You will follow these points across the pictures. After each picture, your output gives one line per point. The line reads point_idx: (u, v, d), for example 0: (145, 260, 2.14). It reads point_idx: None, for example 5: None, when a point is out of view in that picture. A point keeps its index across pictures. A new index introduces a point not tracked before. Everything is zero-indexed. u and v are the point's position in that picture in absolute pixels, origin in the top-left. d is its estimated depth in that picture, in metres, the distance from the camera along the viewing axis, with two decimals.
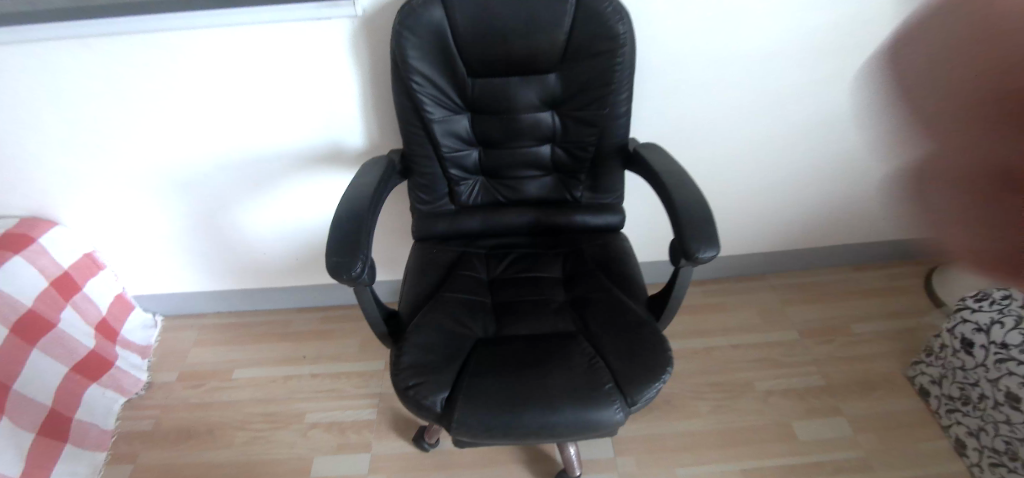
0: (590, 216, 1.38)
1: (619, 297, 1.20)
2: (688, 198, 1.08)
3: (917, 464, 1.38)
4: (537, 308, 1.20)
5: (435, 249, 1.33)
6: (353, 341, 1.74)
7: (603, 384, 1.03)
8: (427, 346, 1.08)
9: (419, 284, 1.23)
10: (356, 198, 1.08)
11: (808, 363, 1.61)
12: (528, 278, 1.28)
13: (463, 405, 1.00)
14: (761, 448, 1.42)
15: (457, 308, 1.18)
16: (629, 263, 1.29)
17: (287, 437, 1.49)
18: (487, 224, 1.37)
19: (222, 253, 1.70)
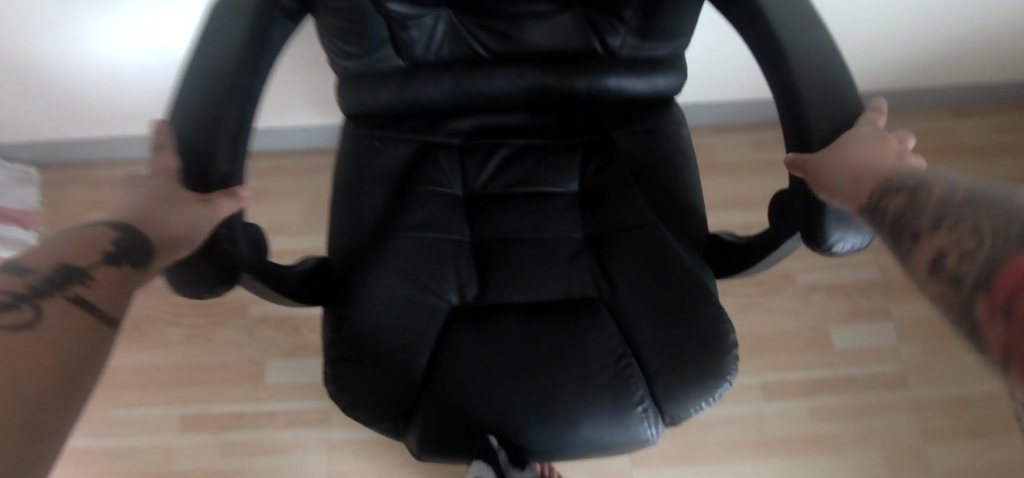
0: (629, 80, 0.85)
1: (664, 242, 0.79)
2: (834, 124, 0.57)
3: (960, 379, 1.20)
4: (541, 252, 0.80)
5: (380, 143, 0.84)
6: (290, 205, 1.31)
7: (635, 399, 0.70)
8: (372, 334, 0.72)
9: (358, 212, 0.80)
10: (198, 119, 0.56)
11: (867, 250, 1.29)
12: (525, 198, 0.85)
13: (427, 432, 0.69)
14: (788, 358, 1.21)
15: (416, 259, 0.77)
16: (682, 176, 0.84)
17: (232, 336, 1.25)
18: (459, 92, 0.84)
19: (84, 91, 1.17)
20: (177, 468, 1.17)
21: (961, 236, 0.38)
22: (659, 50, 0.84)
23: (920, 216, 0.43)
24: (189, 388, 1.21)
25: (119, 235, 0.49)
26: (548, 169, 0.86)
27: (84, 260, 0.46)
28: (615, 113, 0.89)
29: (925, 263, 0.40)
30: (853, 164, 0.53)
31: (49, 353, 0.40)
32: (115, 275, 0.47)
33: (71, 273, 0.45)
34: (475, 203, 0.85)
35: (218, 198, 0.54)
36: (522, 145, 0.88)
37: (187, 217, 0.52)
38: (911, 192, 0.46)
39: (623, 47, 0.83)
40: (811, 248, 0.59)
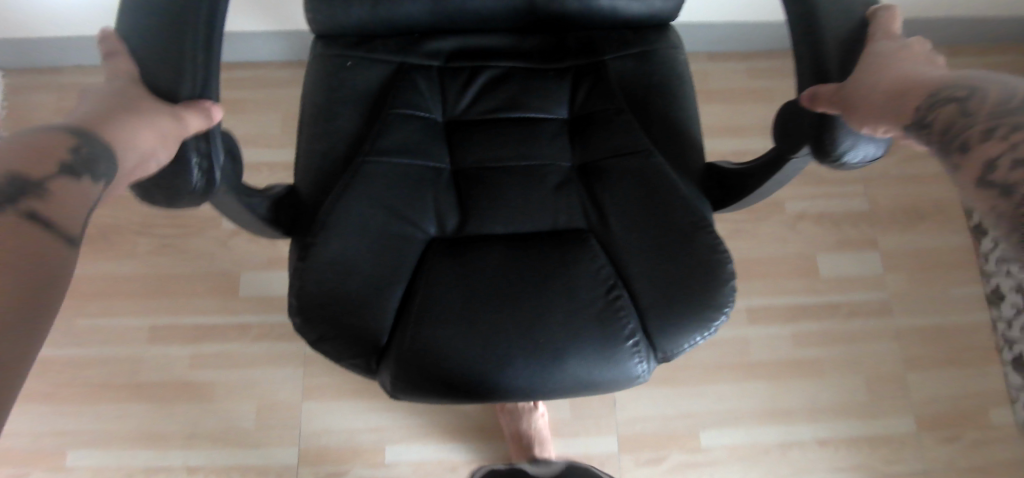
0: (626, 2, 0.79)
1: (656, 171, 0.72)
2: (844, 33, 0.54)
3: (942, 309, 1.20)
4: (527, 183, 0.74)
5: (353, 62, 0.77)
6: (269, 117, 1.27)
7: (624, 333, 0.63)
8: (342, 261, 0.65)
9: (328, 135, 0.73)
10: (162, 13, 0.50)
11: (856, 182, 1.27)
12: (511, 124, 0.78)
13: (402, 366, 0.62)
14: (774, 285, 1.20)
15: (389, 184, 0.70)
16: (677, 104, 0.78)
17: (205, 248, 1.20)
18: (438, 7, 0.77)
19: None
20: (147, 379, 1.13)
21: (1017, 143, 0.36)
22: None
23: (972, 124, 0.40)
24: (157, 300, 1.17)
25: (81, 143, 0.43)
26: (536, 94, 0.79)
27: (36, 168, 0.39)
28: (609, 39, 0.82)
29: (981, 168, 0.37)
30: (888, 73, 0.51)
31: (24, 245, 0.36)
32: (82, 191, 0.41)
33: (23, 179, 0.38)
34: (456, 126, 0.78)
35: (184, 112, 0.48)
36: (507, 68, 0.81)
37: (152, 125, 0.46)
38: (955, 99, 0.43)
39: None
40: (826, 164, 0.56)
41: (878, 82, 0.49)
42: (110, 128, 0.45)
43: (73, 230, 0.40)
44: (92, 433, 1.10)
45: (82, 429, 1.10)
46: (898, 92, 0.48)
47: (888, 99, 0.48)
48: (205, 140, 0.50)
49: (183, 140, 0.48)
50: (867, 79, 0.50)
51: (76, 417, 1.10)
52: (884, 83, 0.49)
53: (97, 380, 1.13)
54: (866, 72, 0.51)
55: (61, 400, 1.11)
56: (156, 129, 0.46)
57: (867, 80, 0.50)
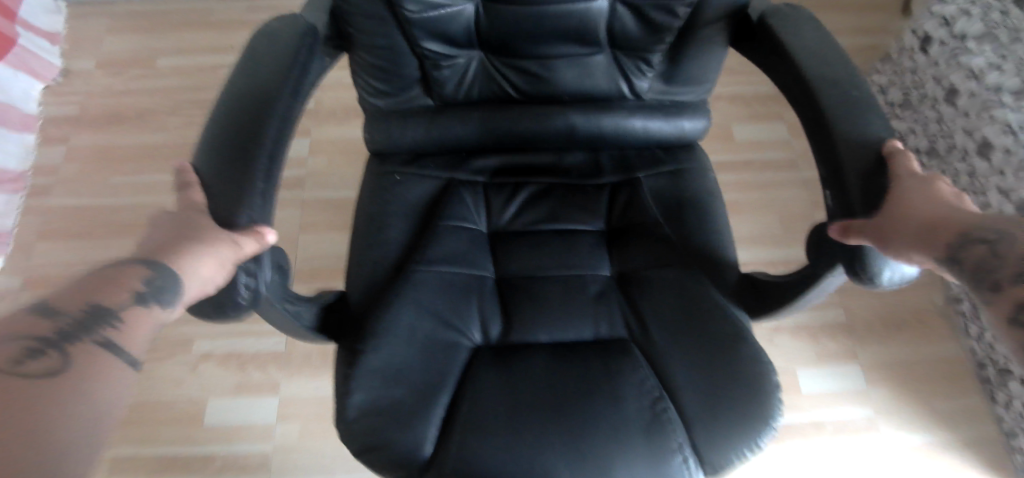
0: (656, 120, 0.48)
1: (689, 250, 0.46)
2: (869, 161, 0.37)
3: None
4: (575, 288, 0.45)
5: (400, 175, 0.47)
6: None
7: (677, 451, 0.39)
8: (384, 393, 0.39)
9: (373, 261, 0.44)
10: (231, 126, 0.36)
11: None
12: (559, 244, 0.47)
13: (393, 430, 0.38)
14: None
15: (437, 293, 0.43)
16: (718, 222, 0.48)
17: (163, 107, 0.96)
18: (490, 134, 0.47)
19: None
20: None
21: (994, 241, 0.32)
22: (688, 95, 0.48)
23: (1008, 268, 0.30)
24: (109, 161, 0.90)
25: (152, 274, 0.33)
26: (584, 203, 0.48)
27: (115, 299, 0.31)
28: (641, 154, 0.50)
29: (1006, 314, 0.29)
30: (917, 207, 0.36)
31: (39, 402, 0.25)
32: (150, 319, 0.32)
33: (100, 311, 0.30)
34: (499, 238, 0.47)
35: (236, 235, 0.34)
36: (544, 189, 0.49)
37: (203, 251, 0.33)
38: (986, 240, 0.32)
39: (647, 90, 0.47)
40: (856, 280, 0.38)
41: (896, 201, 0.36)
42: (171, 249, 0.34)
43: (140, 353, 0.31)
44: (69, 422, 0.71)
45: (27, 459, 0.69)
46: (929, 226, 0.34)
47: (916, 226, 0.35)
48: (264, 264, 0.35)
49: (238, 266, 0.34)
50: (896, 202, 0.36)
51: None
52: (915, 209, 0.35)
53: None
54: (899, 201, 0.36)
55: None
56: (208, 252, 0.33)
57: (906, 192, 0.36)
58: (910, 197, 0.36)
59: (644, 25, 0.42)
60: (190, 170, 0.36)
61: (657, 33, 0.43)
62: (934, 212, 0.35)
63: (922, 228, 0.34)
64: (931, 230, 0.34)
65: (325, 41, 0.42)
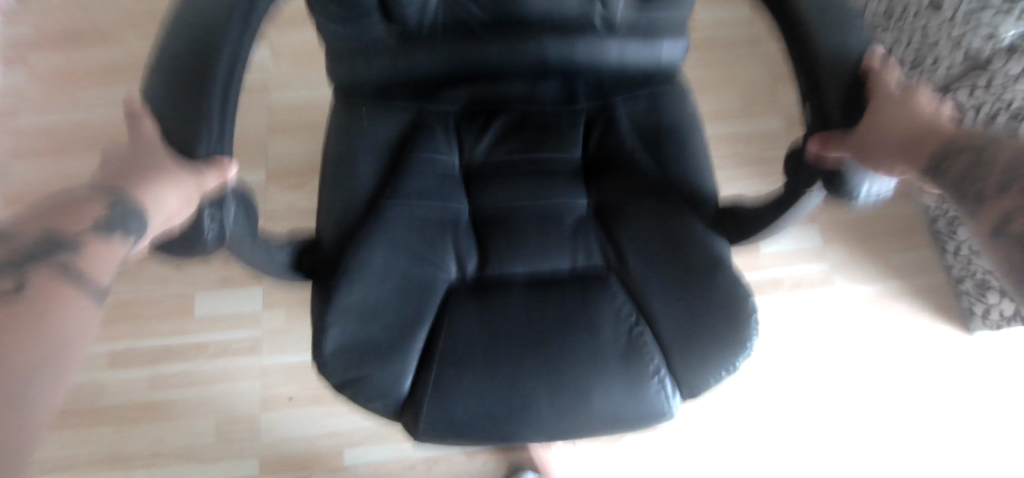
0: (633, 44, 0.45)
1: (665, 175, 0.45)
2: (840, 61, 0.37)
3: None
4: (549, 218, 0.43)
5: (368, 114, 0.44)
6: None
7: (652, 372, 0.38)
8: (365, 325, 0.37)
9: (341, 200, 0.41)
10: (180, 63, 0.35)
11: None
12: (537, 179, 0.44)
13: (376, 361, 0.36)
14: None
15: (409, 232, 0.41)
16: (696, 146, 0.46)
17: (116, 24, 0.85)
18: (460, 66, 0.44)
19: None
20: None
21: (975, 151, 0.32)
22: (668, 16, 0.45)
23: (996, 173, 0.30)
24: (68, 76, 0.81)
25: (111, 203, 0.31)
26: (558, 135, 0.46)
27: (75, 228, 0.29)
28: (619, 81, 0.47)
29: (989, 227, 0.29)
30: (895, 121, 0.35)
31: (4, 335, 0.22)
32: (115, 251, 0.30)
33: (59, 242, 0.27)
34: (472, 174, 0.45)
35: (200, 169, 0.33)
36: (518, 123, 0.47)
37: (168, 183, 0.32)
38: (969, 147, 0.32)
39: (623, 15, 0.44)
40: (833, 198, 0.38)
41: (877, 115, 0.35)
42: (130, 181, 0.32)
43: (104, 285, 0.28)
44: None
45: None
46: (905, 143, 0.35)
47: (894, 145, 0.35)
48: (230, 203, 0.35)
49: (204, 200, 0.33)
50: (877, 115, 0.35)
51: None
52: (895, 124, 0.35)
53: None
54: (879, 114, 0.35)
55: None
56: (173, 186, 0.32)
57: (887, 107, 0.35)
58: (889, 111, 0.35)
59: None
60: (139, 101, 0.35)
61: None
62: (912, 127, 0.35)
63: (898, 143, 0.35)
64: (907, 147, 0.35)
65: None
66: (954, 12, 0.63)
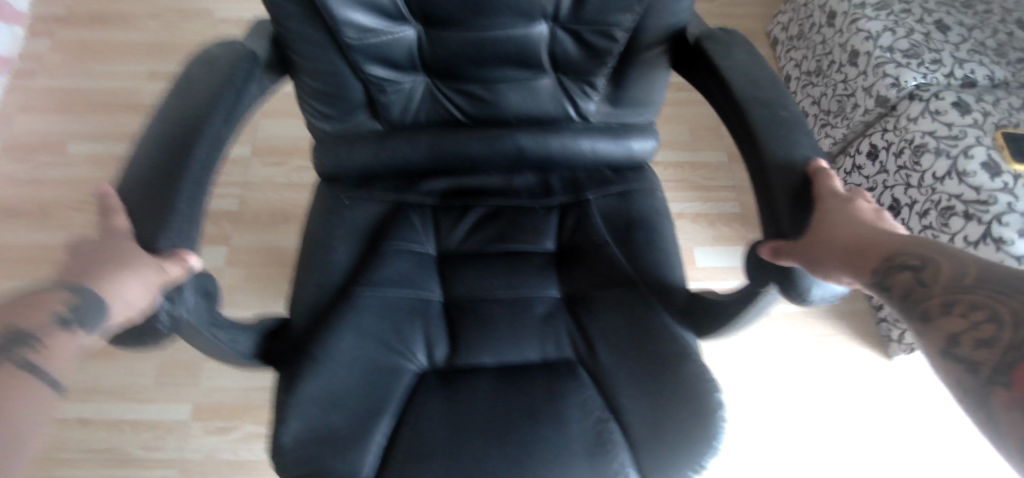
0: (602, 140, 0.49)
1: (634, 269, 0.47)
2: (795, 184, 0.39)
3: None
4: (520, 308, 0.45)
5: (350, 197, 0.47)
6: None
7: (619, 471, 0.38)
8: (322, 418, 0.38)
9: (318, 283, 0.43)
10: (157, 153, 0.36)
11: None
12: (506, 265, 0.46)
13: (329, 456, 0.37)
14: None
15: (381, 321, 0.42)
16: (664, 239, 0.48)
17: None
18: (439, 154, 0.47)
19: None
20: (55, 193, 0.90)
21: (920, 268, 0.34)
22: (634, 117, 0.49)
23: (940, 294, 0.32)
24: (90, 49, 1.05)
25: (78, 298, 0.31)
26: (532, 223, 0.48)
27: (35, 324, 0.30)
28: (590, 174, 0.51)
29: (941, 345, 0.30)
30: (844, 229, 0.38)
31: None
32: (72, 343, 0.31)
33: (18, 333, 0.29)
34: (445, 260, 0.47)
35: (159, 260, 0.33)
36: (493, 208, 0.49)
37: (128, 275, 0.32)
38: (911, 268, 0.34)
39: (593, 113, 0.49)
40: (793, 301, 0.39)
41: (822, 226, 0.38)
42: (95, 270, 0.32)
43: (64, 381, 0.30)
44: (20, 255, 0.85)
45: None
46: (855, 251, 0.37)
47: (846, 252, 0.37)
48: (188, 289, 0.35)
49: (162, 288, 0.33)
50: (821, 226, 0.38)
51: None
52: (844, 231, 0.37)
53: (18, 192, 0.90)
54: (825, 225, 0.38)
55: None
56: (132, 277, 0.32)
57: (833, 216, 0.38)
58: (836, 221, 0.38)
59: (584, 49, 0.44)
60: (114, 190, 0.35)
61: (597, 57, 0.44)
62: (861, 237, 0.37)
63: (851, 250, 0.37)
64: (859, 254, 0.36)
65: (265, 63, 0.42)
66: (863, 63, 0.78)
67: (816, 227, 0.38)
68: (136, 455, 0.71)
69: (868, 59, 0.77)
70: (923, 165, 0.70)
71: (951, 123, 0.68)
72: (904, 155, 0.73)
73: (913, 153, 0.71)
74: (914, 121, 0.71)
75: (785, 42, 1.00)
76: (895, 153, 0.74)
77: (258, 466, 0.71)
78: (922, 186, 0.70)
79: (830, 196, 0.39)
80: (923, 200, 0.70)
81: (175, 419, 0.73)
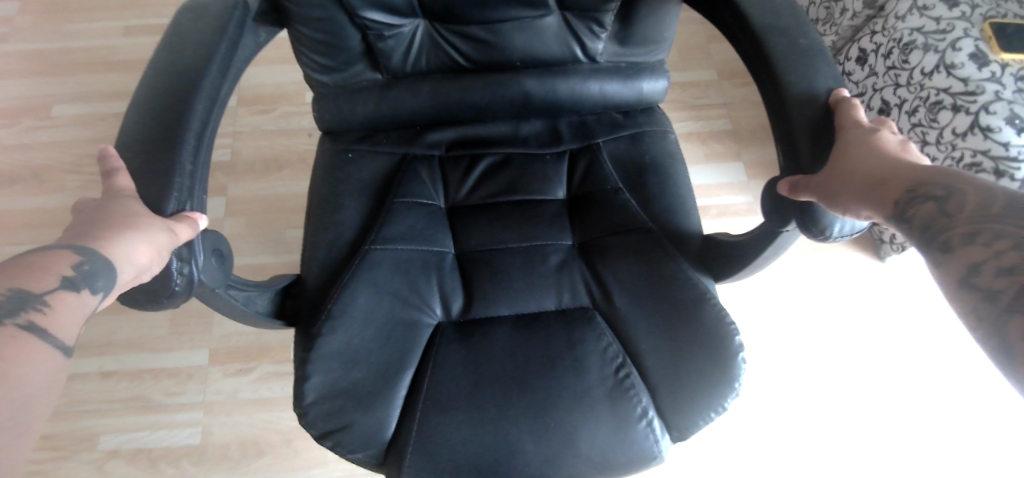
0: (612, 83, 0.47)
1: (648, 215, 0.46)
2: (814, 117, 0.38)
3: None
4: (535, 258, 0.44)
5: (355, 152, 0.45)
6: None
7: (640, 414, 0.39)
8: (344, 375, 0.39)
9: (328, 241, 0.43)
10: (155, 111, 0.34)
11: None
12: (519, 216, 0.46)
13: (354, 410, 0.38)
14: None
15: (394, 274, 0.42)
16: (678, 184, 0.47)
17: None
18: (445, 104, 0.46)
19: None
20: (56, 157, 0.90)
21: (942, 197, 0.31)
22: (645, 57, 0.47)
23: (960, 223, 0.29)
24: (62, 10, 1.02)
25: (86, 258, 0.29)
26: (542, 172, 0.47)
27: (39, 283, 0.27)
28: (600, 118, 0.49)
29: (958, 275, 0.28)
30: (867, 159, 0.36)
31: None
32: (82, 305, 0.28)
33: (26, 295, 0.26)
34: (456, 213, 0.46)
35: (168, 221, 0.32)
36: (502, 158, 0.48)
37: (137, 237, 0.30)
38: (933, 197, 0.32)
39: (603, 53, 0.46)
40: (810, 237, 0.39)
41: (844, 158, 0.36)
42: (97, 232, 0.31)
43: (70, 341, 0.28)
44: (22, 220, 0.85)
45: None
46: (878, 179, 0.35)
47: (867, 183, 0.35)
48: (199, 250, 0.34)
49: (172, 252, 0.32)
50: (841, 158, 0.36)
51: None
52: (866, 162, 0.36)
53: (8, 159, 0.89)
54: (846, 156, 0.36)
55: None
56: (140, 240, 0.30)
57: (856, 147, 0.36)
58: (858, 150, 0.36)
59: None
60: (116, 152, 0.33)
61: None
62: (885, 165, 0.35)
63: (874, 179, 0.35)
64: (882, 181, 0.35)
65: (257, 15, 0.39)
66: None
67: (838, 157, 0.37)
68: (161, 402, 0.72)
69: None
70: (911, 63, 0.72)
71: (938, 17, 0.70)
72: (893, 55, 0.75)
73: (902, 52, 0.74)
74: (902, 19, 0.74)
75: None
76: (887, 56, 0.76)
77: (277, 402, 0.73)
78: (911, 83, 0.73)
79: (852, 127, 0.37)
80: (912, 99, 0.73)
81: (193, 365, 0.74)
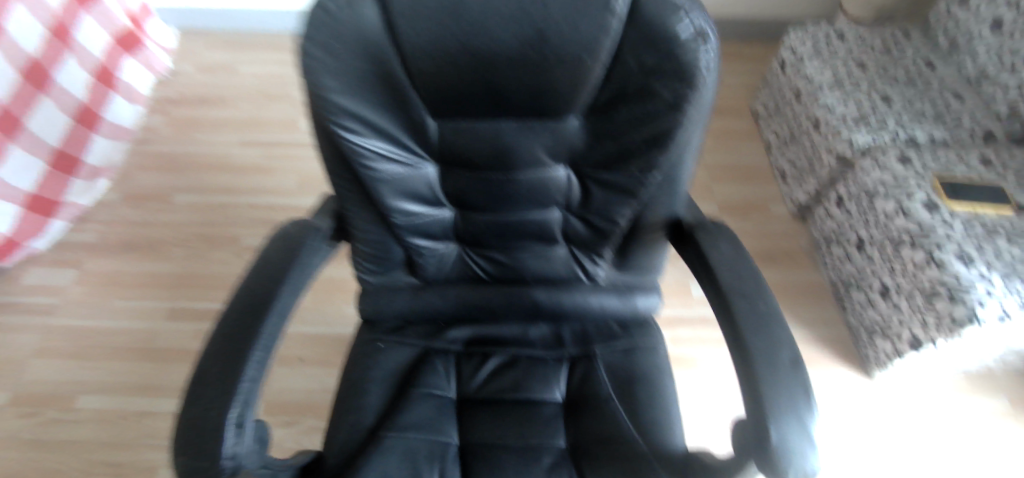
0: (609, 299, 0.54)
1: (639, 436, 0.48)
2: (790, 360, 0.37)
3: None
4: (530, 451, 0.48)
5: (383, 343, 0.54)
6: None
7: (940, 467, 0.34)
8: None
9: (350, 424, 0.49)
10: (226, 329, 0.37)
11: None
12: (519, 412, 0.51)
13: None
14: None
15: (399, 463, 0.46)
16: (664, 393, 0.51)
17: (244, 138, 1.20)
18: (469, 304, 0.54)
19: None
20: (162, 233, 1.11)
21: None
22: (642, 281, 0.54)
23: None
24: (193, 123, 1.29)
25: None
26: (543, 374, 0.54)
27: None
28: (600, 332, 0.56)
29: None
30: None
31: None
32: None
33: None
34: (465, 403, 0.52)
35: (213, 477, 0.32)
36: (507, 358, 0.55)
37: None
38: None
39: (603, 275, 0.54)
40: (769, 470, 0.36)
41: None
42: None
43: None
44: (131, 280, 1.05)
45: (80, 304, 1.02)
46: None
47: None
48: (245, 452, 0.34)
49: None
50: None
51: (87, 250, 1.08)
52: None
53: (130, 231, 1.11)
54: None
55: (97, 218, 1.12)
56: None
57: None
58: None
59: (592, 230, 0.49)
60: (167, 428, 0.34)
61: (605, 235, 0.49)
62: None
63: None
64: None
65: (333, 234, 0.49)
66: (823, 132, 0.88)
67: None
68: None
69: (828, 127, 0.87)
70: (877, 208, 0.76)
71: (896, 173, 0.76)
72: (863, 202, 0.80)
73: (869, 200, 0.78)
74: (867, 173, 0.79)
75: (767, 118, 1.11)
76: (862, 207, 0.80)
77: None
78: (879, 224, 0.76)
79: None
80: (880, 236, 0.76)
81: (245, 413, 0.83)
